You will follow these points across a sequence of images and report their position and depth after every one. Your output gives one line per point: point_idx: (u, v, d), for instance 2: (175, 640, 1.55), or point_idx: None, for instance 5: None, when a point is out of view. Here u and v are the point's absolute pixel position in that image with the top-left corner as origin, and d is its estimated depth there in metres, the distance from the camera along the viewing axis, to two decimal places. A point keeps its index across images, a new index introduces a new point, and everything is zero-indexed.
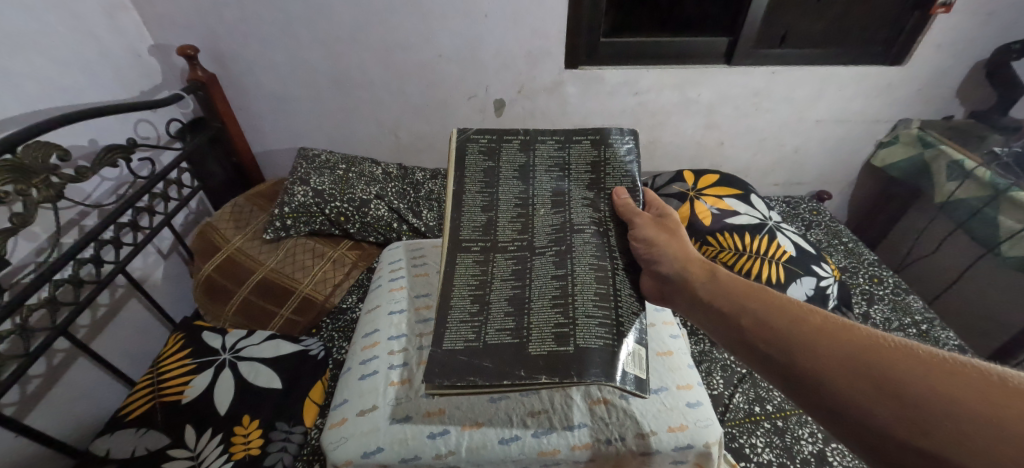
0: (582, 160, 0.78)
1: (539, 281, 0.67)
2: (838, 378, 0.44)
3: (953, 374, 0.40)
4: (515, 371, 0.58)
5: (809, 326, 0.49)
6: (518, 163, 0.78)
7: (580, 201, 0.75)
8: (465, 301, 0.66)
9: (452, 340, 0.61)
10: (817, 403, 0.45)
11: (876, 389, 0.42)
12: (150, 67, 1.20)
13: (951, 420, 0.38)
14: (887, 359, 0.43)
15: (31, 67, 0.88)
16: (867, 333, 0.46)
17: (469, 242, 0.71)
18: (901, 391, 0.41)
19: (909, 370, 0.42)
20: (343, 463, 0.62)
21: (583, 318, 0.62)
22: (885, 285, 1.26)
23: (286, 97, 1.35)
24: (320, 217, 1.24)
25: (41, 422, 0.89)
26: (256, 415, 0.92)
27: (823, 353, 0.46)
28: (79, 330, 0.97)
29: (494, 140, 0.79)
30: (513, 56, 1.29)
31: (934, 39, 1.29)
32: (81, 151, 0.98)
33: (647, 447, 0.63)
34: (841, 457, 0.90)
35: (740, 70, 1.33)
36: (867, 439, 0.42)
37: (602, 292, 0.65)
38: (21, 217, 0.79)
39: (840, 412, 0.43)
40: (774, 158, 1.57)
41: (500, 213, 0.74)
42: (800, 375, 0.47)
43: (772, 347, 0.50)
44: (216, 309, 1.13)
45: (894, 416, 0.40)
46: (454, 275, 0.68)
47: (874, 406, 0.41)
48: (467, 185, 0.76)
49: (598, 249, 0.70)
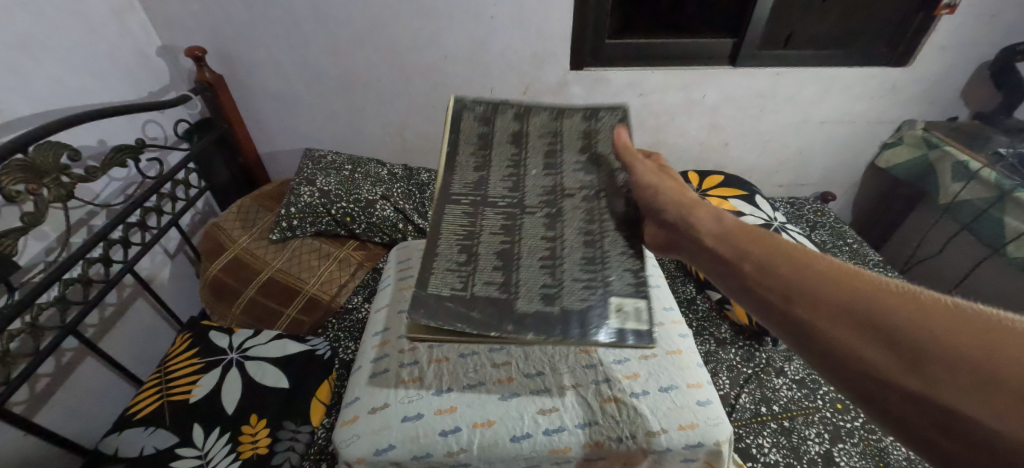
0: (573, 130, 0.72)
1: (528, 241, 0.62)
2: (831, 318, 0.40)
3: (967, 321, 0.34)
4: (503, 326, 0.53)
5: (808, 268, 0.44)
6: (511, 130, 0.72)
7: (571, 167, 0.69)
8: (452, 251, 0.60)
9: (436, 288, 0.56)
10: (798, 339, 0.42)
11: (861, 325, 0.38)
12: (159, 69, 1.21)
13: (955, 369, 0.33)
14: (890, 302, 0.38)
15: (42, 67, 0.89)
16: (877, 279, 0.40)
17: (459, 197, 0.64)
18: (888, 328, 0.37)
19: (912, 315, 0.36)
20: (355, 460, 0.62)
21: (570, 282, 0.59)
22: (891, 287, 1.26)
23: (293, 98, 1.36)
24: (326, 218, 1.24)
25: (49, 419, 0.89)
26: (264, 414, 0.92)
27: (822, 296, 0.41)
28: (88, 329, 0.97)
29: (488, 109, 0.72)
30: (519, 58, 1.30)
31: (938, 41, 1.30)
32: (90, 151, 0.99)
33: (658, 445, 0.63)
34: (848, 457, 0.89)
35: (745, 71, 1.34)
36: (860, 385, 0.37)
37: (591, 257, 0.61)
38: (33, 217, 0.80)
39: (834, 356, 0.39)
40: (777, 159, 1.57)
41: (493, 174, 0.67)
42: (796, 318, 0.42)
43: (772, 291, 0.45)
44: (223, 308, 1.13)
45: (891, 362, 0.36)
46: (440, 228, 0.62)
47: (873, 353, 0.37)
48: (459, 147, 0.68)
49: (588, 214, 0.65)
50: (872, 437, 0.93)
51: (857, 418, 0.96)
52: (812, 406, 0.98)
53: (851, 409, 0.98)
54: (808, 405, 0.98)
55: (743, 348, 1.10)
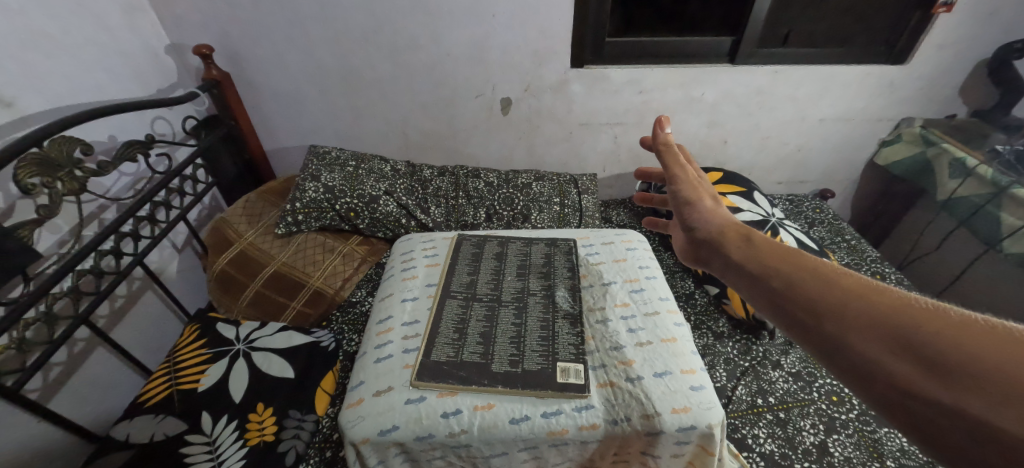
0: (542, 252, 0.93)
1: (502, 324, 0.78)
2: (862, 333, 0.40)
3: (1001, 339, 0.35)
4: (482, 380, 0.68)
5: (836, 280, 0.45)
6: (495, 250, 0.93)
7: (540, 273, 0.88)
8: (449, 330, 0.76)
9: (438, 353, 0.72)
10: (825, 352, 0.42)
11: (888, 340, 0.39)
12: (167, 66, 1.23)
13: (993, 384, 0.34)
14: (921, 318, 0.39)
15: (55, 65, 0.92)
16: (904, 295, 0.41)
17: (454, 292, 0.83)
18: (917, 345, 0.38)
19: (947, 331, 0.37)
20: (360, 441, 0.64)
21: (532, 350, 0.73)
22: (888, 282, 1.28)
23: (298, 96, 1.38)
24: (330, 213, 1.26)
25: (62, 407, 0.92)
26: (270, 403, 0.94)
27: (851, 310, 0.42)
28: (99, 320, 1.00)
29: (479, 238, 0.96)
30: (520, 55, 1.32)
31: (936, 39, 1.31)
32: (101, 146, 1.02)
33: (653, 427, 0.65)
34: (842, 448, 0.91)
35: (744, 68, 1.36)
36: (893, 400, 0.37)
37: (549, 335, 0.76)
38: (47, 209, 0.82)
39: (865, 371, 0.39)
40: (777, 156, 1.59)
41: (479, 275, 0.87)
42: (825, 329, 0.42)
43: (796, 303, 0.45)
44: (229, 301, 1.15)
45: (926, 375, 0.36)
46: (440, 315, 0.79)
47: (907, 368, 0.37)
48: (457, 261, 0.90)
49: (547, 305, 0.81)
50: (867, 428, 0.94)
51: (852, 410, 0.98)
52: (808, 398, 1.00)
53: (847, 401, 0.99)
54: (804, 397, 1.00)
55: (741, 342, 1.11)
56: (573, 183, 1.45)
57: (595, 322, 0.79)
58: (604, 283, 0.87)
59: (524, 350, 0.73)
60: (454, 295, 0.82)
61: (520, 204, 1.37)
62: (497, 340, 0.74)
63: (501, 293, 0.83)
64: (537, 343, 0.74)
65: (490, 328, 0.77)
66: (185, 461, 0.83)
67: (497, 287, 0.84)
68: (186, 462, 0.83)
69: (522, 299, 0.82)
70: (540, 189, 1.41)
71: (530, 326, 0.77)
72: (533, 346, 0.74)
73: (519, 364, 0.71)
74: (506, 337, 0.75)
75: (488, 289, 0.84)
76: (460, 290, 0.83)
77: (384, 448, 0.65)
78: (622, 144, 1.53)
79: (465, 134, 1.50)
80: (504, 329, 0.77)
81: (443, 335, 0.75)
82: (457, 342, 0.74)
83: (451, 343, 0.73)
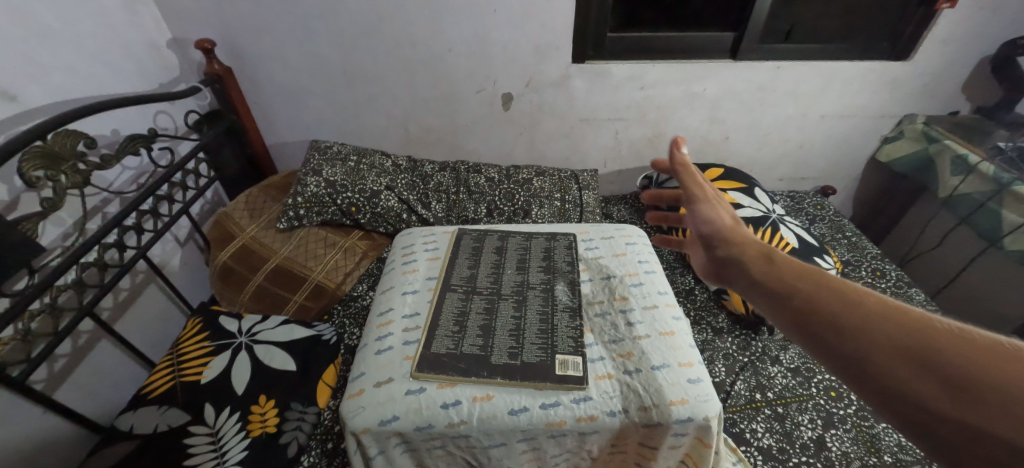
0: (538, 246, 0.94)
1: (501, 317, 0.78)
2: (909, 368, 0.38)
3: None
4: (481, 371, 0.69)
5: (875, 307, 0.42)
6: (496, 246, 0.94)
7: (538, 266, 0.88)
8: (449, 324, 0.76)
9: (437, 345, 0.72)
10: (867, 386, 0.40)
11: (939, 374, 0.37)
12: (169, 61, 1.24)
13: None
14: (974, 351, 0.36)
15: (59, 59, 0.92)
16: (950, 324, 0.39)
17: (456, 285, 0.84)
18: (972, 380, 0.36)
19: (1003, 367, 0.35)
20: (361, 431, 0.65)
21: (530, 343, 0.73)
22: (888, 279, 1.28)
23: (300, 91, 1.38)
24: (331, 208, 1.27)
25: (67, 398, 0.93)
26: (272, 395, 0.95)
27: (896, 342, 0.39)
28: (103, 312, 1.01)
29: (481, 234, 0.97)
30: (521, 50, 1.32)
31: (939, 35, 1.30)
32: (105, 140, 1.02)
33: (650, 419, 0.65)
34: (840, 443, 0.92)
35: (746, 64, 1.35)
36: (947, 442, 0.35)
37: (546, 328, 0.76)
38: (52, 202, 0.83)
39: (915, 409, 0.37)
40: (778, 153, 1.58)
41: (481, 269, 0.87)
42: (865, 362, 0.40)
43: (832, 332, 0.43)
44: (232, 294, 1.16)
45: (987, 417, 0.34)
46: (440, 309, 0.79)
47: (963, 408, 0.35)
48: (459, 256, 0.90)
49: (545, 299, 0.81)
50: (865, 424, 0.95)
51: (850, 405, 0.98)
52: (806, 393, 1.00)
53: (845, 397, 1.00)
54: (802, 392, 1.00)
55: (740, 337, 1.12)
56: (574, 178, 1.45)
57: (594, 316, 0.80)
58: (603, 278, 0.87)
59: (523, 342, 0.73)
60: (454, 288, 0.83)
61: (521, 200, 1.38)
62: (496, 333, 0.75)
63: (501, 286, 0.84)
64: (536, 336, 0.75)
65: (490, 321, 0.77)
66: (189, 452, 0.84)
67: (497, 281, 0.85)
68: (189, 452, 0.84)
69: (522, 293, 0.83)
70: (541, 184, 1.41)
71: (529, 319, 0.78)
72: (532, 339, 0.74)
73: (518, 356, 0.71)
74: (505, 330, 0.76)
75: (488, 282, 0.85)
76: (460, 284, 0.84)
77: (385, 438, 0.66)
78: (623, 140, 1.53)
79: (466, 129, 1.50)
80: (503, 321, 0.77)
81: (443, 328, 0.75)
82: (457, 334, 0.74)
83: (451, 336, 0.74)
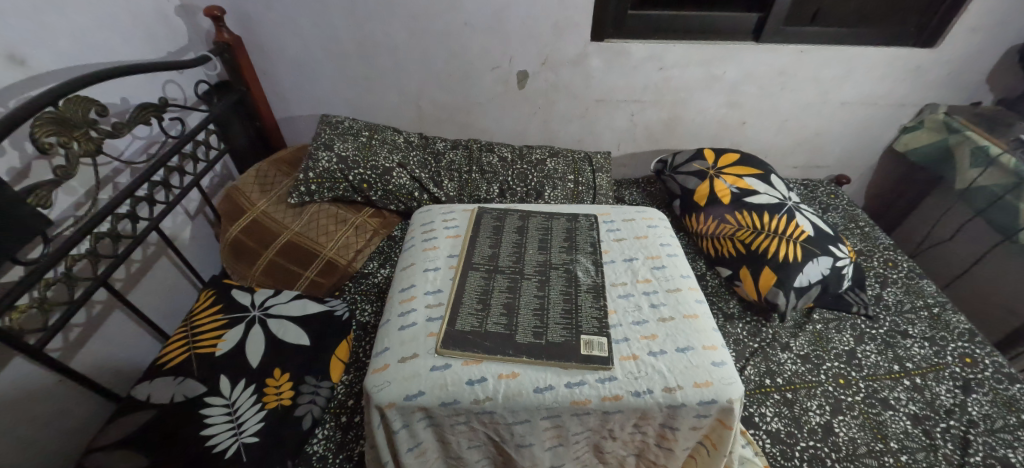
0: (559, 228, 0.93)
1: (524, 297, 0.78)
2: None
3: None
4: (505, 350, 0.69)
5: None
6: (516, 226, 0.93)
7: (558, 248, 0.88)
8: (472, 301, 0.76)
9: (462, 323, 0.72)
10: None
11: None
12: (179, 28, 1.21)
13: None
14: None
15: (68, 22, 0.90)
16: None
17: (478, 264, 0.83)
18: None
19: None
20: (386, 405, 0.65)
21: (553, 324, 0.74)
22: (900, 270, 1.28)
23: (311, 63, 1.35)
24: (343, 184, 1.25)
25: (81, 365, 0.93)
26: (287, 368, 0.96)
27: None
28: (116, 282, 1.01)
29: (501, 213, 0.96)
30: (539, 27, 1.28)
31: (968, 22, 1.27)
32: (114, 109, 1.00)
33: (674, 400, 0.66)
34: (847, 429, 0.93)
35: (768, 47, 1.33)
36: None
37: (569, 308, 0.76)
38: (65, 170, 0.82)
39: None
40: (795, 139, 1.56)
41: (502, 249, 0.87)
42: None
43: None
44: (243, 268, 1.15)
45: None
46: (463, 287, 0.79)
47: None
48: (480, 235, 0.90)
49: (567, 280, 0.81)
50: (872, 411, 0.96)
51: (859, 392, 0.99)
52: (815, 380, 1.01)
53: (854, 384, 1.00)
54: (811, 379, 1.01)
55: (750, 323, 1.12)
56: (587, 161, 1.43)
57: (617, 297, 0.79)
58: (626, 260, 0.87)
59: (548, 322, 0.74)
60: (476, 267, 0.83)
61: (533, 180, 1.37)
62: (520, 312, 0.75)
63: (523, 266, 0.84)
64: (560, 316, 0.75)
65: (513, 299, 0.77)
66: (206, 422, 0.85)
67: (519, 260, 0.85)
68: (208, 422, 0.85)
69: (544, 273, 0.82)
70: (553, 166, 1.40)
71: (553, 300, 0.78)
72: (555, 319, 0.74)
73: (543, 336, 0.72)
74: (529, 310, 0.76)
75: (510, 262, 0.84)
76: (482, 262, 0.84)
77: (410, 412, 0.66)
78: (639, 122, 1.51)
79: (479, 107, 1.47)
80: (526, 301, 0.77)
81: (466, 306, 0.75)
82: (480, 312, 0.75)
83: (475, 314, 0.74)
